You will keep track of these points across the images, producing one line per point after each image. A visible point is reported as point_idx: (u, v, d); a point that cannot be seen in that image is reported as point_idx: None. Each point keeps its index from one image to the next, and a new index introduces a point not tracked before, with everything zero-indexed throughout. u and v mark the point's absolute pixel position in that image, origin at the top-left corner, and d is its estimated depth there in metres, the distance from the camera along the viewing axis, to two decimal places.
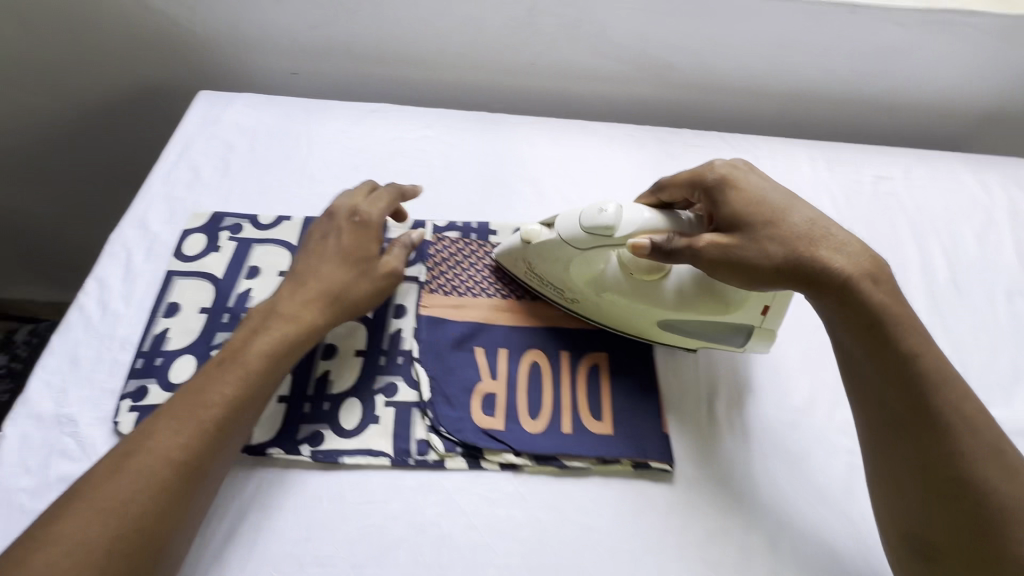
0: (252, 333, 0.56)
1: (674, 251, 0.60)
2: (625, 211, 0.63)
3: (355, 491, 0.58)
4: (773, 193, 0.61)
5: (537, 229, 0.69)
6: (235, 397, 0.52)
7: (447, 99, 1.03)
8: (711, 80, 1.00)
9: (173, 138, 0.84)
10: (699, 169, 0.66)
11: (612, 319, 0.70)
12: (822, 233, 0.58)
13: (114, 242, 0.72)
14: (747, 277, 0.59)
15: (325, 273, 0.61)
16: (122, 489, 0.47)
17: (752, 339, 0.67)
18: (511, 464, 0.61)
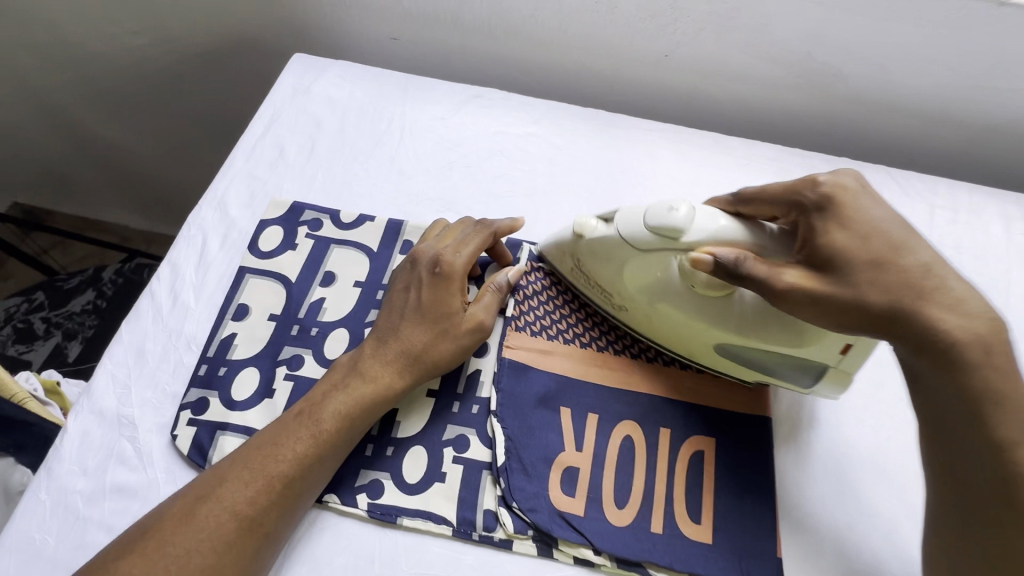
0: (329, 388, 0.54)
1: (742, 274, 0.48)
2: (698, 215, 0.51)
3: (410, 557, 0.52)
4: (885, 225, 0.49)
5: (593, 222, 0.58)
6: (301, 456, 0.50)
7: (557, 87, 0.89)
8: (886, 99, 0.81)
9: (262, 108, 0.78)
10: (799, 180, 0.53)
11: (661, 335, 0.60)
12: (934, 285, 0.46)
13: (192, 224, 0.67)
14: (827, 319, 0.48)
15: (406, 329, 0.57)
16: (182, 545, 0.45)
17: (823, 381, 0.56)
18: (587, 561, 0.52)
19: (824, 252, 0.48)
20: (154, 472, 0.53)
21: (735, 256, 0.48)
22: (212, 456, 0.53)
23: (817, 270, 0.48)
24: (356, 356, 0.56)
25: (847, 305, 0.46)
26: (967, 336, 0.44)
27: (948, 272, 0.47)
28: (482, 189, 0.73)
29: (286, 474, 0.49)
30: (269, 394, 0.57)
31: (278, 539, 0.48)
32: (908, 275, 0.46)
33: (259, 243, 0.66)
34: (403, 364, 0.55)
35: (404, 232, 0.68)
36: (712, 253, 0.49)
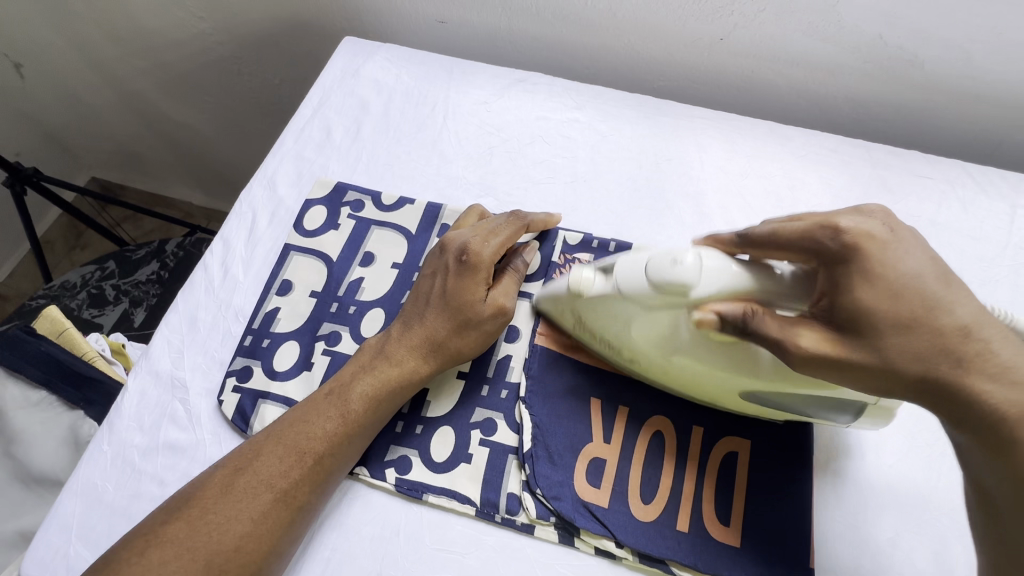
0: (356, 370, 0.56)
1: (750, 330, 0.45)
2: (706, 263, 0.47)
3: (433, 533, 0.53)
4: (916, 280, 0.43)
5: (589, 275, 0.54)
6: (334, 433, 0.53)
7: (605, 71, 0.87)
8: (967, 87, 0.74)
9: (312, 90, 0.80)
10: (813, 227, 0.46)
11: (680, 383, 0.55)
12: (974, 350, 0.41)
13: (244, 201, 0.70)
14: (866, 386, 0.44)
15: (430, 317, 0.58)
16: (228, 512, 0.48)
17: (863, 416, 0.52)
18: (608, 552, 0.52)
19: (847, 309, 0.43)
20: (201, 434, 0.57)
21: (741, 312, 0.45)
22: (253, 422, 0.56)
23: (839, 329, 0.44)
24: (384, 340, 0.58)
25: (872, 373, 0.43)
26: (1017, 410, 0.40)
27: (989, 333, 0.42)
28: (521, 175, 0.73)
29: (318, 451, 0.52)
30: (307, 366, 0.60)
31: (311, 508, 0.51)
32: (941, 337, 0.42)
33: (304, 221, 0.68)
34: (427, 350, 0.57)
35: (442, 215, 0.69)
36: (716, 310, 0.46)
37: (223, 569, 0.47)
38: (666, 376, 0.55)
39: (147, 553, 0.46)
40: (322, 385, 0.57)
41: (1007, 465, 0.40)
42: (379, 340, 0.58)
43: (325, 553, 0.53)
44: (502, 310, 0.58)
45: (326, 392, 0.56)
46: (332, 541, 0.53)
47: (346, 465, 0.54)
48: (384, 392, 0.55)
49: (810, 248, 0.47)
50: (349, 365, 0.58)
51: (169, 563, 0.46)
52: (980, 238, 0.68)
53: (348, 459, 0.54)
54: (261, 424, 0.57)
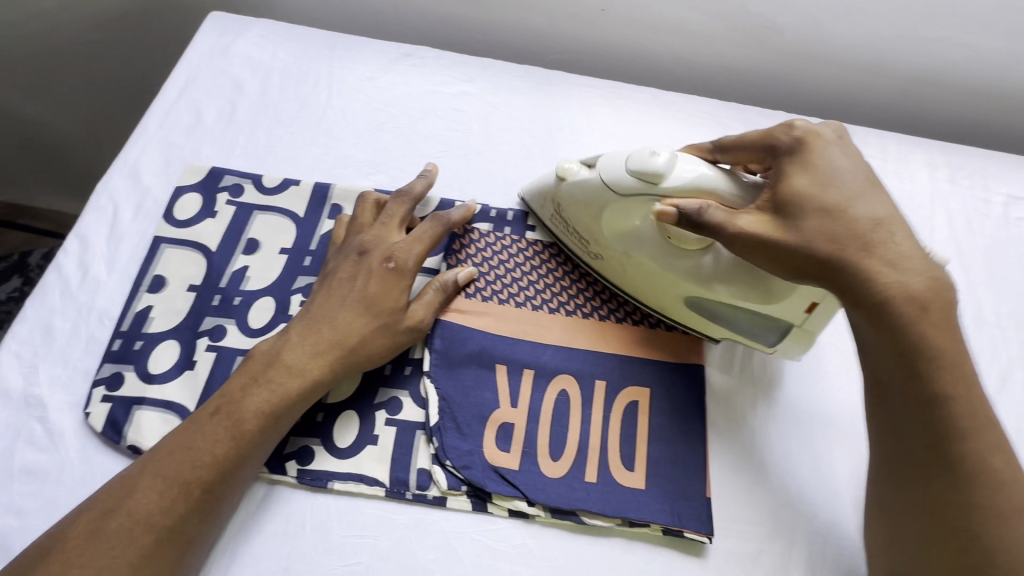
0: (247, 384, 0.51)
1: (703, 223, 0.51)
2: (679, 163, 0.54)
3: (342, 521, 0.51)
4: (846, 174, 0.51)
5: (575, 167, 0.61)
6: (224, 457, 0.48)
7: (496, 46, 0.87)
8: (820, 50, 0.81)
9: (177, 69, 0.73)
10: (773, 128, 0.55)
11: (633, 286, 0.62)
12: (880, 238, 0.48)
13: (101, 193, 0.63)
14: (779, 266, 0.49)
15: (341, 320, 0.55)
16: (100, 563, 0.43)
17: (786, 339, 0.58)
18: (521, 513, 0.53)
19: (783, 197, 0.50)
20: (66, 453, 0.51)
21: (699, 206, 0.51)
22: (128, 433, 0.51)
23: (777, 213, 0.50)
24: (279, 347, 0.54)
25: (792, 248, 0.48)
26: (904, 292, 0.46)
27: (896, 228, 0.48)
28: (414, 150, 0.71)
29: (205, 479, 0.47)
30: (189, 365, 0.55)
31: (201, 538, 0.47)
32: (854, 228, 0.48)
33: (175, 210, 0.62)
34: (331, 358, 0.53)
35: (332, 195, 0.66)
36: (675, 205, 0.52)
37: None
38: (623, 277, 0.62)
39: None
40: (206, 403, 0.51)
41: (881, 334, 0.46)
42: (270, 349, 0.53)
43: (222, 561, 0.49)
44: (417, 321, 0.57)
45: (212, 411, 0.50)
46: (230, 546, 0.50)
47: (238, 490, 0.49)
48: (281, 407, 0.51)
49: (767, 148, 0.54)
50: (237, 378, 0.52)
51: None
52: None
53: (241, 483, 0.49)
54: (138, 434, 0.52)
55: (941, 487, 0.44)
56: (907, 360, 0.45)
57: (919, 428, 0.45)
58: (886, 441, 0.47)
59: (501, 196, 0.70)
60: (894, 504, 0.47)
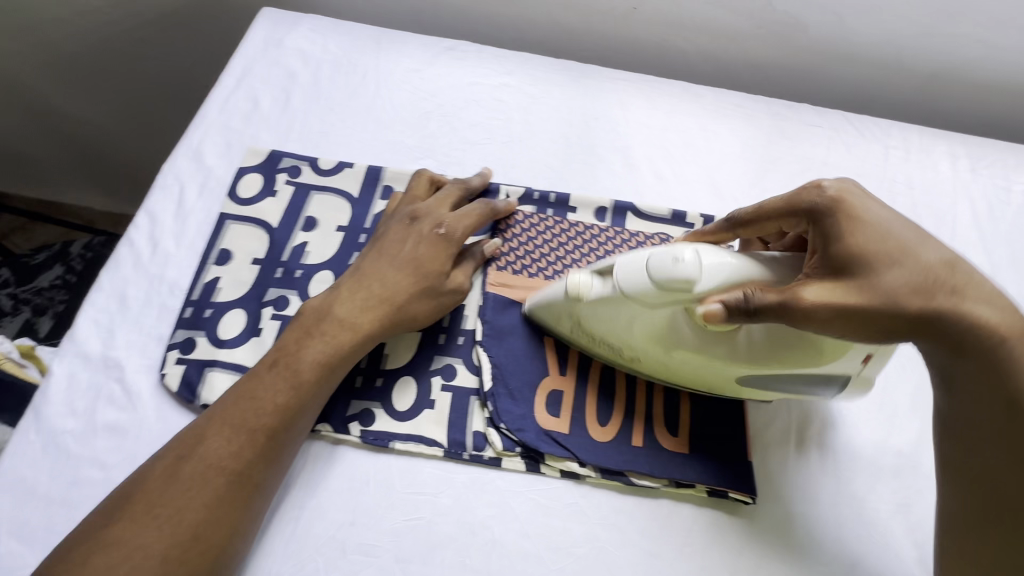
0: (301, 337, 0.54)
1: (756, 308, 0.46)
2: (703, 259, 0.48)
3: (403, 479, 0.54)
4: (897, 225, 0.47)
5: (588, 280, 0.54)
6: (285, 404, 0.51)
7: (530, 42, 0.91)
8: (844, 47, 0.85)
9: (233, 60, 0.77)
10: (800, 190, 0.51)
11: (674, 375, 0.58)
12: (961, 281, 0.46)
13: (167, 173, 0.67)
14: (863, 333, 0.46)
15: (388, 280, 0.57)
16: (178, 502, 0.46)
17: (846, 390, 0.55)
18: (572, 473, 0.55)
19: (842, 260, 0.46)
20: (144, 412, 0.54)
21: (741, 296, 0.46)
22: (202, 392, 0.54)
23: (841, 276, 0.46)
24: (329, 302, 0.56)
25: (879, 312, 0.45)
26: (999, 326, 0.45)
27: (964, 270, 0.47)
28: (459, 138, 0.74)
29: (269, 424, 0.50)
30: (256, 331, 0.58)
31: (268, 483, 0.50)
32: (929, 271, 0.46)
33: (238, 189, 0.66)
34: (381, 316, 0.56)
35: (384, 177, 0.69)
36: (719, 300, 0.47)
37: (183, 560, 0.44)
38: (668, 371, 0.57)
39: (91, 561, 0.43)
40: (263, 356, 0.54)
41: (975, 376, 0.46)
42: (319, 306, 0.56)
43: (292, 513, 0.52)
44: (459, 287, 0.60)
45: (270, 362, 0.53)
46: (298, 499, 0.53)
47: (298, 437, 0.52)
48: (334, 360, 0.54)
49: (799, 208, 0.51)
50: (291, 332, 0.55)
51: (120, 566, 0.43)
52: (864, 176, 0.79)
53: (301, 429, 0.52)
54: (211, 394, 0.54)
55: (1012, 486, 0.44)
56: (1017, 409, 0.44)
57: (998, 439, 0.45)
58: (987, 494, 0.45)
59: (543, 180, 0.73)
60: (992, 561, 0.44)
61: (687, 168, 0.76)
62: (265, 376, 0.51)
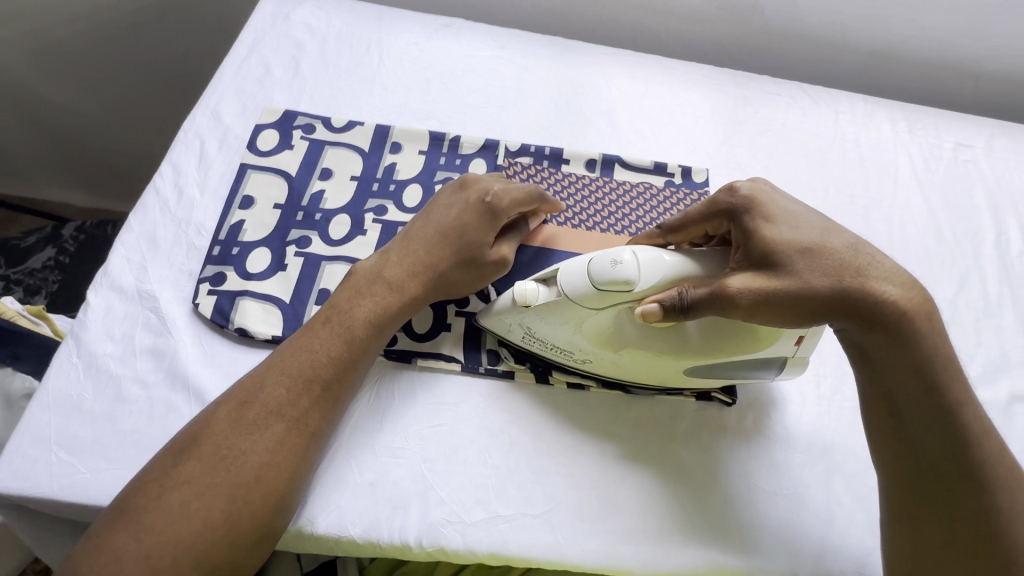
0: (353, 297, 0.57)
1: (688, 304, 0.50)
2: (642, 257, 0.52)
3: (426, 392, 0.59)
4: (805, 217, 0.51)
5: (532, 287, 0.56)
6: (340, 359, 0.53)
7: (517, 23, 0.99)
8: (796, 27, 0.96)
9: (243, 32, 0.82)
10: (716, 195, 0.56)
11: (629, 373, 0.60)
12: (866, 261, 0.48)
13: (188, 130, 0.71)
14: (792, 314, 0.48)
15: (431, 247, 0.60)
16: (244, 446, 0.48)
17: (786, 368, 0.59)
18: (578, 383, 0.62)
19: (762, 251, 0.50)
20: (181, 337, 0.58)
21: (675, 293, 0.51)
22: (235, 318, 0.58)
23: (759, 268, 0.49)
24: (379, 265, 0.59)
25: (798, 295, 0.47)
26: (909, 304, 0.47)
27: (870, 250, 0.49)
28: (459, 101, 0.81)
29: (325, 377, 0.52)
30: (282, 266, 0.63)
31: (323, 432, 0.52)
32: (841, 257, 0.48)
33: (257, 144, 0.71)
34: (425, 281, 0.59)
35: (392, 134, 0.75)
36: (656, 300, 0.51)
37: (249, 501, 0.46)
38: (615, 369, 0.60)
39: (165, 496, 0.45)
40: (315, 315, 0.57)
41: (903, 363, 0.47)
42: (371, 267, 0.59)
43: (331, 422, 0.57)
44: (501, 259, 0.61)
45: (324, 320, 0.56)
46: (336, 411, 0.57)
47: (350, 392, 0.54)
48: (383, 318, 0.56)
49: (718, 212, 0.55)
50: (342, 291, 0.57)
51: (192, 501, 0.45)
52: (819, 137, 0.89)
53: (353, 384, 0.54)
54: (243, 320, 0.59)
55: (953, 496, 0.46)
56: (921, 380, 0.47)
57: (938, 441, 0.47)
58: (908, 467, 0.48)
59: (538, 138, 0.80)
60: (917, 521, 0.48)
61: (665, 129, 0.85)
62: (319, 330, 0.54)
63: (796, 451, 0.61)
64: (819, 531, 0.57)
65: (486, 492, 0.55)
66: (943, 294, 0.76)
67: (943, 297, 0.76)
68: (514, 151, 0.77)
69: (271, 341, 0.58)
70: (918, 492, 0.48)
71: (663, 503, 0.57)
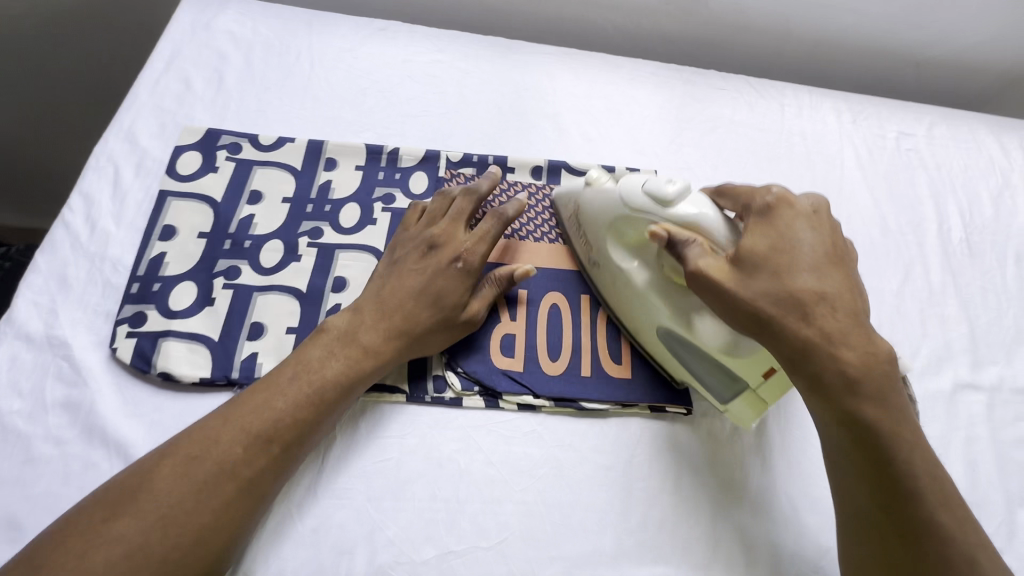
0: (326, 353, 0.54)
1: (679, 252, 0.55)
2: (691, 197, 0.58)
3: (371, 426, 0.57)
4: (803, 247, 0.54)
5: (604, 180, 0.64)
6: (305, 421, 0.51)
7: (458, 23, 0.95)
8: (740, 19, 0.95)
9: (160, 44, 0.76)
10: (758, 188, 0.59)
11: (619, 307, 0.64)
12: (820, 307, 0.51)
13: (100, 155, 0.66)
14: (724, 312, 0.53)
15: (411, 303, 0.58)
16: (187, 504, 0.45)
17: (741, 400, 0.58)
18: (529, 405, 0.60)
19: (738, 253, 0.54)
20: (98, 386, 0.53)
21: (686, 238, 0.55)
22: (158, 362, 0.55)
23: (733, 264, 0.53)
24: (357, 318, 0.57)
25: (733, 296, 0.52)
26: (844, 362, 0.49)
27: (837, 303, 0.51)
28: (397, 111, 0.77)
29: (287, 438, 0.50)
30: (209, 301, 0.59)
31: (273, 493, 0.49)
32: (796, 295, 0.51)
33: (177, 167, 0.66)
34: (402, 340, 0.57)
35: (326, 150, 0.71)
36: (668, 231, 0.56)
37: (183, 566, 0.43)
38: (611, 293, 0.64)
39: (88, 554, 0.41)
40: (280, 366, 0.54)
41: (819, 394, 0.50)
42: (348, 322, 0.56)
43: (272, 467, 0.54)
44: (475, 319, 0.60)
45: (291, 373, 0.52)
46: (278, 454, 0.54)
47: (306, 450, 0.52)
48: (354, 379, 0.54)
49: (745, 202, 0.59)
50: (315, 347, 0.55)
51: (120, 563, 0.42)
52: (766, 131, 0.88)
53: (312, 444, 0.52)
54: (167, 363, 0.55)
55: (870, 519, 0.48)
56: (855, 425, 0.48)
57: (849, 460, 0.49)
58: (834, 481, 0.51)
59: (481, 146, 0.77)
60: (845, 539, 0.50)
61: (613, 130, 0.83)
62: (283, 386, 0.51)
63: (750, 458, 0.60)
64: (772, 540, 0.57)
65: (435, 528, 0.53)
66: (888, 286, 0.77)
67: (888, 289, 0.77)
68: (456, 161, 0.74)
69: (198, 383, 0.55)
70: (846, 518, 0.50)
71: (618, 524, 0.56)
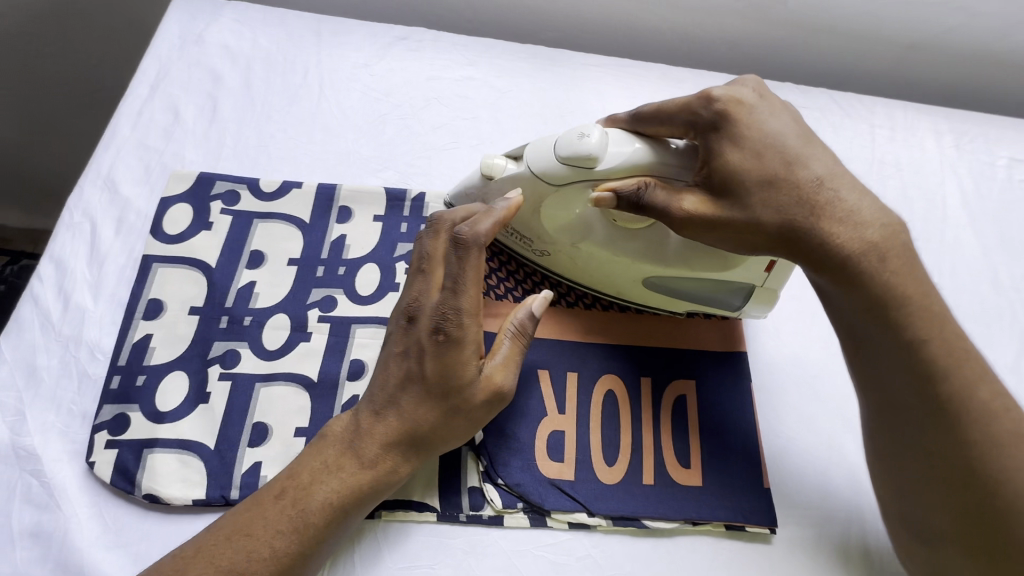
0: (318, 467, 0.43)
1: (645, 204, 0.46)
2: (611, 139, 0.48)
3: (393, 556, 0.48)
4: (776, 139, 0.46)
5: (500, 161, 0.53)
6: (288, 559, 0.41)
7: (490, 28, 0.82)
8: (824, 20, 0.80)
9: (144, 64, 0.65)
10: (690, 99, 0.49)
11: (582, 273, 0.58)
12: (826, 198, 0.45)
13: (73, 207, 0.56)
14: (736, 243, 0.46)
15: (409, 397, 0.45)
16: None
17: (751, 301, 0.55)
18: (582, 524, 0.50)
19: (722, 174, 0.46)
20: (73, 510, 0.45)
21: (635, 187, 0.46)
22: (143, 481, 0.46)
23: (716, 193, 0.46)
24: (355, 420, 0.45)
25: (742, 229, 0.45)
26: (860, 243, 0.44)
27: (840, 183, 0.45)
28: (421, 143, 0.66)
29: None
30: (202, 398, 0.49)
31: None
32: (801, 190, 0.45)
33: (164, 225, 0.56)
34: (405, 446, 0.44)
35: (339, 196, 0.60)
36: (612, 189, 0.47)
37: None
38: (573, 266, 0.58)
39: None
40: (272, 480, 0.44)
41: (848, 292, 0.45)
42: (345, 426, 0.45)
43: None
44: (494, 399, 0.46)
45: (278, 492, 0.43)
46: None
47: None
48: (347, 501, 0.43)
49: (686, 120, 0.48)
50: (307, 457, 0.44)
51: None
52: (853, 159, 0.75)
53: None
54: (153, 480, 0.46)
55: (939, 436, 0.42)
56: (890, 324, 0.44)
57: (904, 372, 0.43)
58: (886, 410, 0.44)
59: None
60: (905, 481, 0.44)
61: None
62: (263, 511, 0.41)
63: None
64: None
65: None
66: (1003, 357, 0.64)
67: (1004, 361, 0.64)
68: None
69: (190, 506, 0.46)
70: (915, 453, 0.43)
71: None
